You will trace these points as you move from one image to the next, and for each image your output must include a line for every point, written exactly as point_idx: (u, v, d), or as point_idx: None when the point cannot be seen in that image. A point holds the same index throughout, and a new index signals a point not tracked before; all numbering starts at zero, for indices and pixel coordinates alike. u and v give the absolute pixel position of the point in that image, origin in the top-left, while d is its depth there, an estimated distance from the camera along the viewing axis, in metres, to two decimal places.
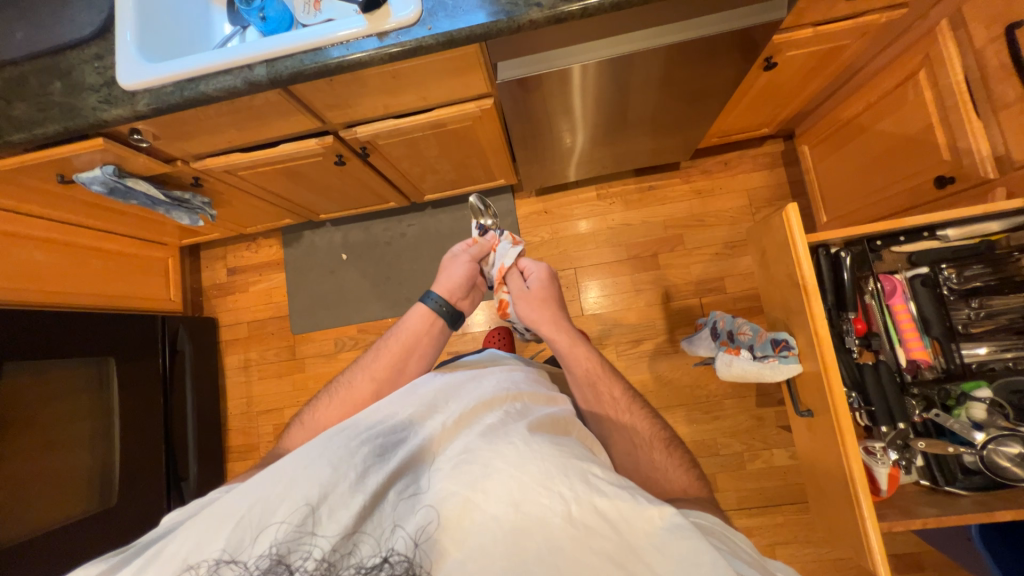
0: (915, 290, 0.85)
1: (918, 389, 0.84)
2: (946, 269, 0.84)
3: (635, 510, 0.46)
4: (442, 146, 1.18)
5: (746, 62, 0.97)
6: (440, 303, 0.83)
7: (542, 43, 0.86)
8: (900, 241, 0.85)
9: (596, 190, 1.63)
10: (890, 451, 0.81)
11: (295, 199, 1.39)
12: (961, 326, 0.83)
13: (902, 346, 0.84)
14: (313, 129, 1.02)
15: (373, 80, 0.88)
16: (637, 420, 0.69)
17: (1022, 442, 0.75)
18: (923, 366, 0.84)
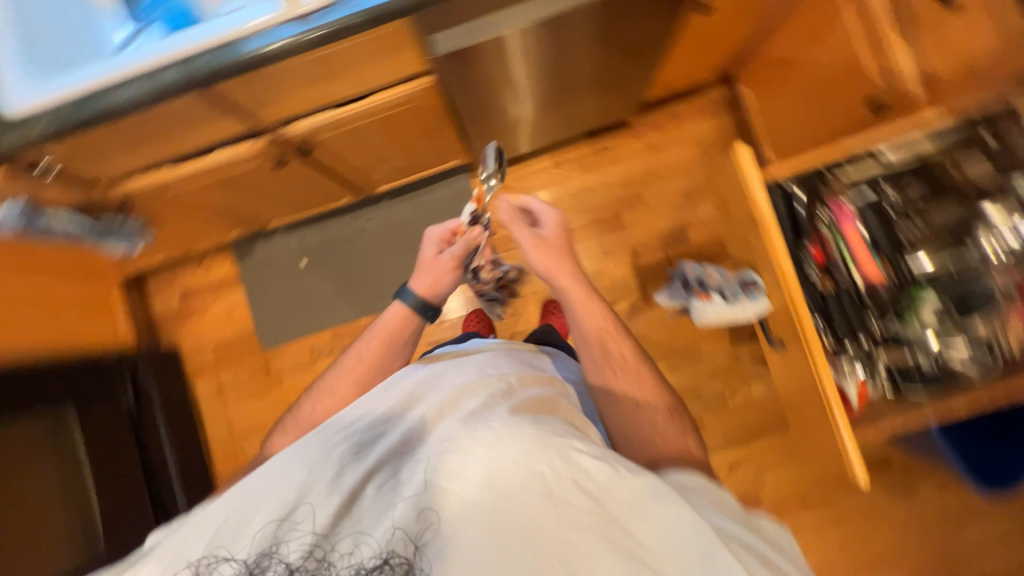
0: (864, 215, 0.90)
1: (876, 306, 0.89)
2: (886, 191, 0.91)
3: (616, 485, 0.47)
4: (388, 133, 1.13)
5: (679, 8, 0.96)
6: (418, 303, 0.81)
7: (473, 10, 0.82)
8: (842, 169, 0.92)
9: (552, 158, 1.62)
10: (857, 363, 0.89)
11: (241, 209, 1.30)
12: (907, 240, 0.89)
13: (858, 269, 0.89)
14: (245, 131, 0.95)
15: (301, 69, 0.82)
16: (648, 395, 0.69)
17: (968, 344, 0.84)
18: (879, 285, 0.89)
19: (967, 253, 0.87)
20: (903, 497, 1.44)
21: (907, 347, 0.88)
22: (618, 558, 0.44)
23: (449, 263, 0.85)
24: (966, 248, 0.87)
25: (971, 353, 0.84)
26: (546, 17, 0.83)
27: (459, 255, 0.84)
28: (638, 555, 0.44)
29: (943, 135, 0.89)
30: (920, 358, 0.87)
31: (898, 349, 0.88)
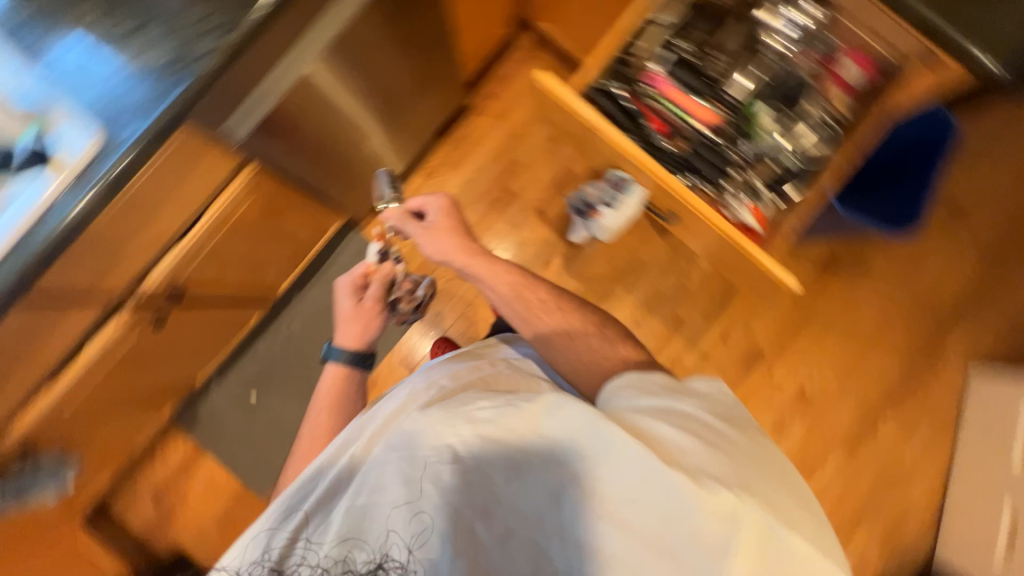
0: (676, 73, 0.87)
1: (731, 142, 0.88)
2: (677, 41, 0.88)
3: (505, 414, 0.62)
4: (250, 234, 1.10)
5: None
6: (349, 356, 0.90)
7: (243, 88, 0.79)
8: (638, 44, 0.87)
9: (421, 172, 1.64)
10: (744, 195, 0.88)
11: (154, 385, 1.22)
12: (717, 75, 0.88)
13: (699, 119, 0.86)
14: (100, 311, 0.89)
15: (111, 227, 0.77)
16: (575, 322, 0.85)
17: (812, 130, 0.87)
18: (722, 124, 0.87)
19: (766, 60, 0.91)
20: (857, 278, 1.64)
21: (772, 156, 0.88)
22: (505, 461, 0.61)
23: (372, 306, 0.93)
24: (761, 53, 0.91)
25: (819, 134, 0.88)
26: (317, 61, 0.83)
27: (377, 295, 0.93)
28: (521, 454, 0.61)
29: None
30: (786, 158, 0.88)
31: (766, 165, 0.88)
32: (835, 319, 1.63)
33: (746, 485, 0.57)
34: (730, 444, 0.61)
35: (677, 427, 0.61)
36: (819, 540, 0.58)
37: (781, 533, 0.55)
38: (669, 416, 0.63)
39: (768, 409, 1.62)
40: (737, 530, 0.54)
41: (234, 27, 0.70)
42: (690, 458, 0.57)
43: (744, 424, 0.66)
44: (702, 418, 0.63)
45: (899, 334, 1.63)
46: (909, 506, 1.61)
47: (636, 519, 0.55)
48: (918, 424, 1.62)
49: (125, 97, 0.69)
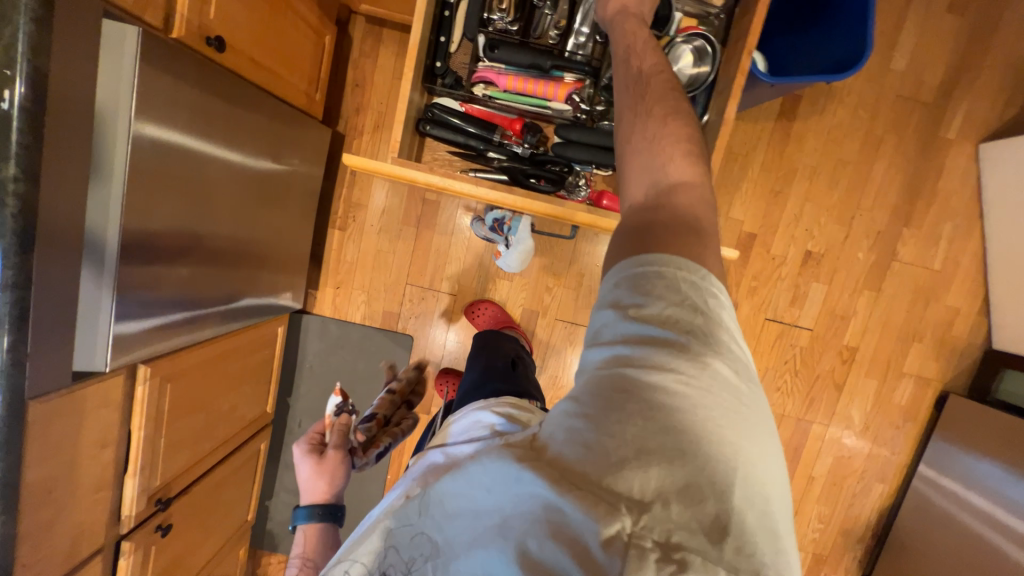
0: (500, 57, 0.71)
1: (594, 109, 0.73)
2: (490, 14, 0.69)
3: (462, 480, 0.48)
4: (200, 404, 1.05)
5: (196, 66, 0.79)
6: (317, 510, 0.83)
7: (67, 327, 0.68)
8: (445, 43, 0.71)
9: (336, 226, 1.50)
10: None
11: (209, 555, 1.26)
12: (555, 34, 0.71)
13: (556, 102, 0.72)
14: (104, 562, 0.88)
15: (43, 519, 0.72)
16: (685, 172, 0.54)
17: (681, 45, 0.72)
18: (578, 90, 0.72)
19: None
20: (820, 108, 1.44)
21: None
22: (462, 524, 0.46)
23: (335, 458, 0.88)
24: None
25: (693, 48, 0.72)
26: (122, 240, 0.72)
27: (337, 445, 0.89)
28: (475, 507, 0.46)
29: None
30: None
31: None
32: (818, 163, 1.46)
33: (666, 495, 0.42)
34: (675, 420, 0.44)
35: (622, 416, 0.44)
36: (754, 559, 0.42)
37: (691, 560, 0.40)
38: (620, 395, 0.45)
39: (781, 285, 1.54)
40: (641, 561, 0.40)
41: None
42: (600, 484, 0.42)
43: (718, 372, 0.46)
44: (664, 366, 0.45)
45: (890, 144, 1.45)
46: (955, 309, 1.53)
47: (544, 555, 0.41)
48: (940, 227, 1.49)
49: None
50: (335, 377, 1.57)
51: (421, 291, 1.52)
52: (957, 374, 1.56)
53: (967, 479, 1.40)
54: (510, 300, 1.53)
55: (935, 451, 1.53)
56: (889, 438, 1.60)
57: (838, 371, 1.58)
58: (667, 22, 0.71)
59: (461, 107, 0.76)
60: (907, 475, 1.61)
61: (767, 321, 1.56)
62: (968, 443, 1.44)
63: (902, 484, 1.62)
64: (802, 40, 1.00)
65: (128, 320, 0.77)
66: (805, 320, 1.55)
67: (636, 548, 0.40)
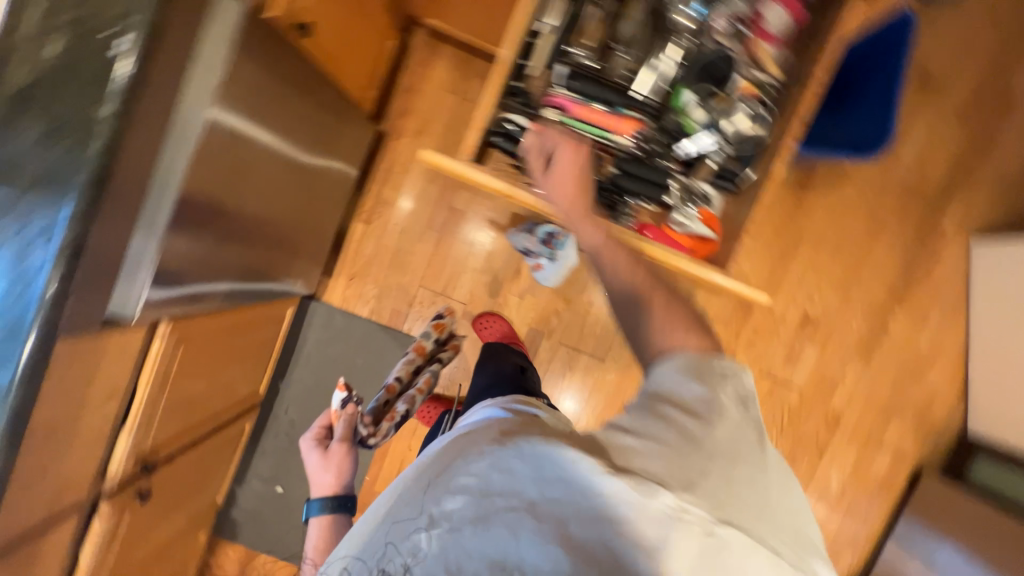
0: (575, 87, 0.79)
1: (652, 150, 0.81)
2: (572, 48, 0.78)
3: (474, 460, 0.53)
4: (206, 371, 1.04)
5: (280, 51, 0.83)
6: (330, 502, 0.85)
7: (108, 266, 0.68)
8: (527, 67, 0.79)
9: (361, 219, 1.52)
10: (686, 204, 0.85)
11: (177, 530, 1.23)
12: (628, 73, 0.79)
13: (618, 135, 0.79)
14: (79, 517, 0.85)
15: (35, 466, 0.70)
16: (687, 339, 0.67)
17: (740, 106, 0.79)
18: (640, 131, 0.79)
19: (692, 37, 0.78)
20: (834, 184, 1.54)
21: (713, 155, 0.82)
22: (467, 502, 0.51)
23: (339, 450, 0.96)
24: (669, 34, 0.78)
25: (749, 111, 0.79)
26: (174, 204, 0.72)
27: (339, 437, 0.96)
28: (485, 488, 0.51)
29: None
30: (728, 151, 0.82)
31: (709, 166, 0.83)
32: (825, 233, 1.56)
33: (704, 480, 0.53)
34: (710, 434, 0.56)
35: (667, 424, 0.56)
36: (772, 537, 0.53)
37: (727, 531, 0.50)
38: (661, 412, 0.58)
39: (778, 342, 1.60)
40: (688, 529, 0.49)
41: (57, 222, 0.59)
42: (655, 473, 0.52)
43: (721, 409, 0.58)
44: (699, 396, 0.59)
45: (892, 226, 1.56)
46: (935, 391, 1.61)
47: (583, 535, 0.48)
48: (929, 312, 1.59)
49: None
50: (332, 368, 1.56)
51: (433, 295, 1.54)
52: (932, 455, 1.62)
53: (934, 562, 1.43)
54: (517, 318, 1.56)
55: (904, 528, 1.56)
56: (862, 509, 1.64)
57: (822, 435, 1.63)
58: (728, 82, 0.80)
59: (531, 123, 0.80)
60: (876, 549, 1.64)
61: (761, 376, 1.61)
62: (936, 525, 1.48)
63: (868, 558, 1.65)
64: (832, 121, 1.10)
65: (163, 283, 0.77)
66: (796, 380, 1.61)
67: (683, 519, 0.49)
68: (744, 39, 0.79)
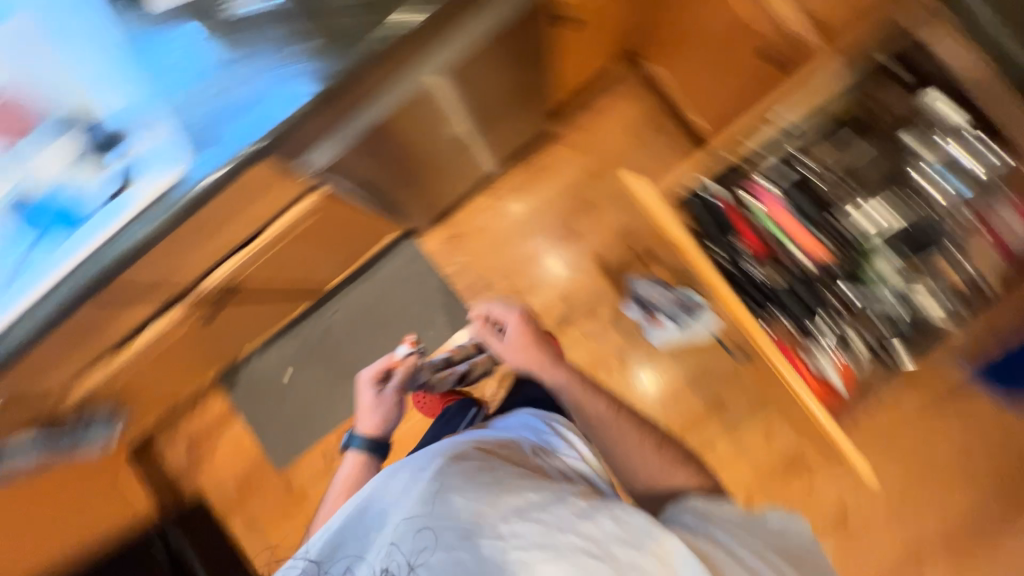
0: (791, 193, 0.93)
1: (827, 277, 0.92)
2: (805, 164, 0.93)
3: (545, 506, 0.74)
4: (314, 244, 1.14)
5: (524, 42, 0.95)
6: (366, 441, 1.16)
7: (326, 124, 0.78)
8: (759, 158, 0.95)
9: (489, 194, 1.62)
10: (827, 340, 0.94)
11: (207, 354, 1.35)
12: (841, 206, 0.92)
13: (796, 243, 0.92)
14: (166, 302, 0.95)
15: (178, 245, 0.80)
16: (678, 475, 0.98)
17: (920, 280, 0.90)
18: (825, 257, 0.91)
19: (916, 196, 0.91)
20: (939, 404, 1.44)
21: (877, 310, 0.92)
22: (530, 531, 0.71)
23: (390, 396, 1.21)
24: (893, 192, 0.91)
25: (927, 288, 0.90)
26: (375, 123, 0.83)
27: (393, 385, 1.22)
28: (548, 526, 0.71)
29: (846, 92, 0.93)
30: (892, 313, 0.91)
31: (871, 316, 0.92)
32: (903, 445, 1.46)
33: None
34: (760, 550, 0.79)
35: (718, 529, 0.80)
36: None
37: None
38: (712, 522, 0.82)
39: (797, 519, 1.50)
40: None
41: (294, 97, 0.72)
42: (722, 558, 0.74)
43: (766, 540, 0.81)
44: (744, 523, 0.83)
45: (975, 480, 1.42)
46: None
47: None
48: None
49: (223, 124, 0.73)
50: (389, 302, 1.63)
51: (510, 290, 1.60)
52: None
53: None
54: (569, 353, 1.57)
55: None
56: None
57: None
58: (926, 254, 0.90)
59: (729, 203, 0.94)
60: None
61: None
62: None
63: None
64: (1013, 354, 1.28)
65: (336, 166, 0.87)
66: None
67: None
68: (969, 228, 0.89)
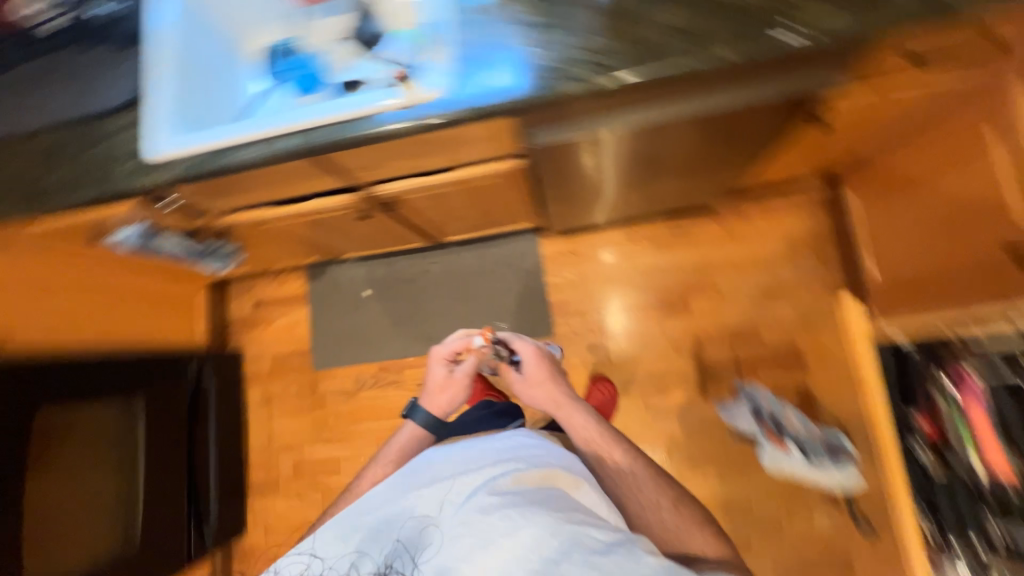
0: (996, 396, 0.99)
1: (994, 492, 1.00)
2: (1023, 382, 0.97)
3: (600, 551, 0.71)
4: (473, 200, 1.18)
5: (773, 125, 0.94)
6: (427, 417, 1.10)
7: (573, 112, 0.82)
8: (994, 361, 1.01)
9: (625, 232, 1.61)
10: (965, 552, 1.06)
11: (323, 243, 1.43)
12: None
13: (982, 450, 1.00)
14: (342, 187, 1.02)
15: (393, 147, 0.86)
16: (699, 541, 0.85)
17: None
18: (1004, 474, 0.98)
19: None
20: None
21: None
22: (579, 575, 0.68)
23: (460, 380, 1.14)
24: None
25: None
26: (608, 132, 0.85)
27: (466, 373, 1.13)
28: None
29: None
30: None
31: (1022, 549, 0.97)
32: None
33: None
34: None
35: None
36: None
37: None
38: None
39: None
40: None
41: (536, 87, 0.75)
42: None
43: None
44: None
45: None
46: None
47: None
48: None
49: (493, 70, 0.77)
50: (486, 280, 1.66)
51: (598, 327, 1.58)
52: None
53: None
54: (623, 414, 1.52)
55: None
56: None
57: None
58: None
59: (951, 378, 1.06)
60: None
61: None
62: None
63: None
64: None
65: (552, 151, 0.89)
66: None
67: None
68: None
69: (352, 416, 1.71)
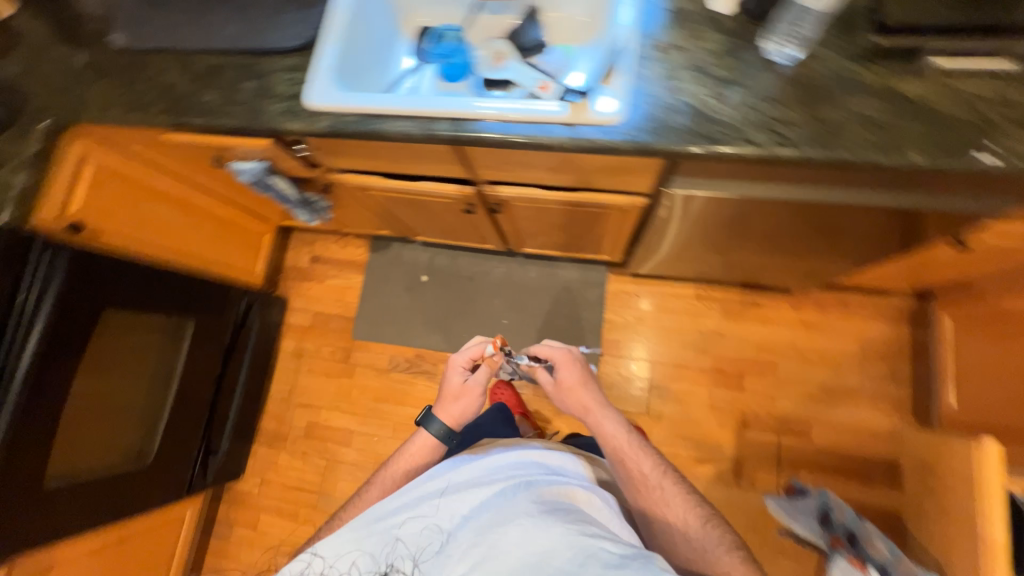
0: None
1: None
2: None
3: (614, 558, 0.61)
4: (573, 222, 1.18)
5: (910, 234, 0.92)
6: (442, 429, 0.97)
7: (726, 171, 0.81)
8: None
9: (695, 290, 1.59)
10: None
11: (405, 222, 1.44)
12: None
13: None
14: (460, 178, 1.02)
15: (535, 156, 0.86)
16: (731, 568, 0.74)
17: None
18: None
19: None
20: None
21: None
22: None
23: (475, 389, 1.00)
24: None
25: None
26: (753, 197, 0.83)
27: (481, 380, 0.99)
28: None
29: None
30: None
31: None
32: None
33: None
34: None
35: None
36: None
37: None
38: None
39: None
40: None
41: (708, 139, 0.74)
42: None
43: None
44: None
45: None
46: None
47: None
48: None
49: (664, 110, 0.76)
50: (544, 298, 1.65)
51: (645, 377, 1.55)
52: None
53: None
54: None
55: None
56: None
57: None
58: None
59: None
60: None
61: None
62: None
63: None
64: None
65: (686, 201, 0.88)
66: None
67: None
68: None
69: (376, 393, 1.70)
